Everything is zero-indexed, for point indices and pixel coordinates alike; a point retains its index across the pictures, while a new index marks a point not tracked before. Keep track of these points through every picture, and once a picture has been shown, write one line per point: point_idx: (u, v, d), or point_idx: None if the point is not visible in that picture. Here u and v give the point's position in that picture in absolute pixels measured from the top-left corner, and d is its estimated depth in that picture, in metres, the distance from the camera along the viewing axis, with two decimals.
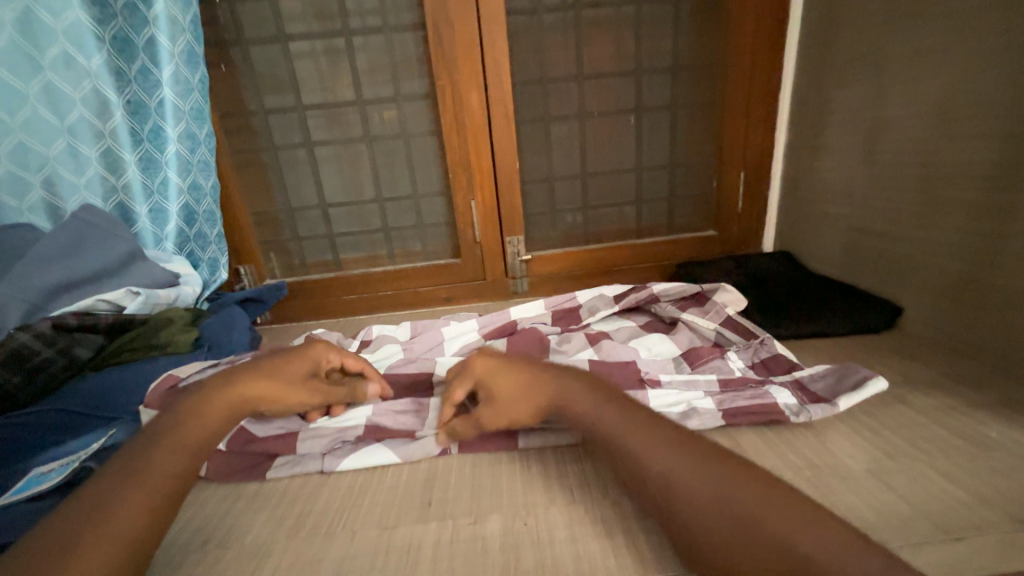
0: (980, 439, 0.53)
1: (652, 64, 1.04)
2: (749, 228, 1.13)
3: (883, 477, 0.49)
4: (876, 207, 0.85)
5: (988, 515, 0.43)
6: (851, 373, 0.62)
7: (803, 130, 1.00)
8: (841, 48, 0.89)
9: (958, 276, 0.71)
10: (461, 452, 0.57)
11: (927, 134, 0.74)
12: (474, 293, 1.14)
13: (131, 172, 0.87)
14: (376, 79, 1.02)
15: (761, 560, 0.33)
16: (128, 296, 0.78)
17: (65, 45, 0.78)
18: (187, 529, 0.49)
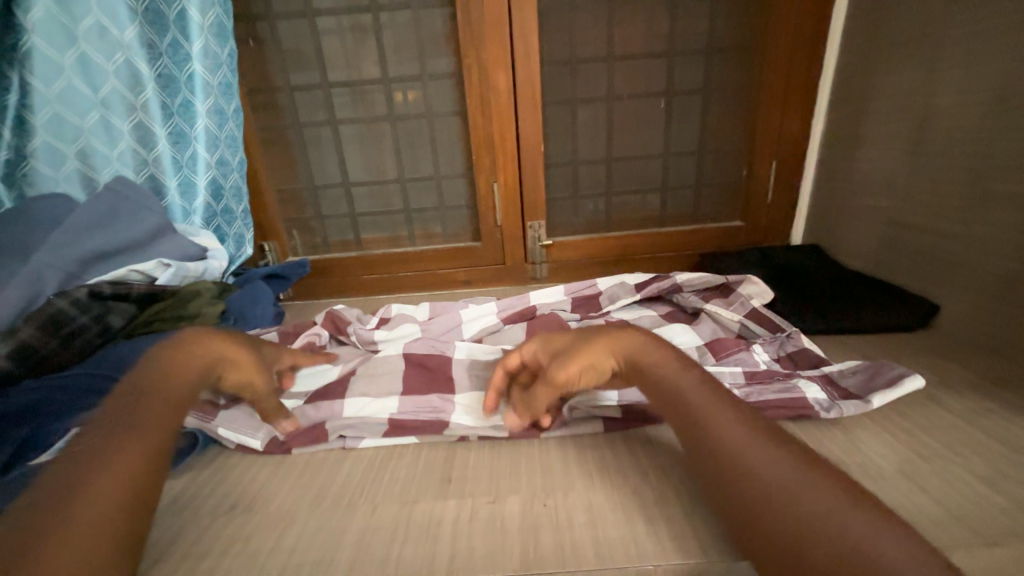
0: (1021, 444, 0.51)
1: (686, 45, 1.00)
2: (779, 220, 1.09)
3: (915, 479, 0.47)
4: (919, 201, 0.80)
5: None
6: (885, 370, 0.60)
7: (843, 118, 0.95)
8: (892, 29, 0.83)
9: (1005, 275, 0.67)
10: (479, 439, 0.57)
11: (982, 123, 0.70)
12: (493, 277, 1.14)
13: (162, 146, 0.88)
14: (402, 57, 1.01)
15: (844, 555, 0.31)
16: (159, 268, 0.80)
17: (99, 16, 0.79)
18: (216, 493, 0.51)
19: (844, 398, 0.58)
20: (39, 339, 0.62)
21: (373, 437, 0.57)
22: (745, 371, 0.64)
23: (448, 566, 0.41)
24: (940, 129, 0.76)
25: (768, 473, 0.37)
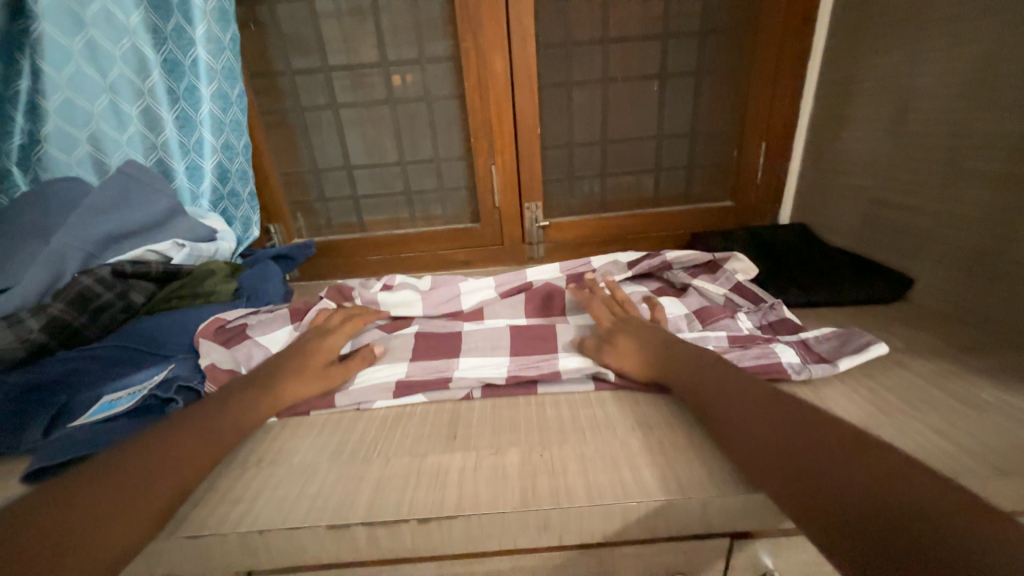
0: (972, 400, 0.56)
1: (680, 27, 1.02)
2: (768, 200, 1.13)
3: (874, 429, 0.53)
4: (899, 179, 0.84)
5: (969, 465, 0.47)
6: (854, 338, 0.65)
7: (830, 100, 0.98)
8: (878, 11, 0.86)
9: (973, 249, 0.71)
10: (483, 397, 0.62)
11: (959, 104, 0.73)
12: (492, 258, 1.18)
13: (169, 130, 0.91)
14: (401, 40, 1.03)
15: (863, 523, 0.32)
16: (174, 248, 0.83)
17: (105, 1, 0.81)
18: (241, 449, 0.56)
19: (815, 362, 0.63)
20: (69, 313, 0.67)
21: (385, 399, 0.62)
22: (728, 337, 0.68)
23: (455, 506, 0.46)
24: (920, 109, 0.79)
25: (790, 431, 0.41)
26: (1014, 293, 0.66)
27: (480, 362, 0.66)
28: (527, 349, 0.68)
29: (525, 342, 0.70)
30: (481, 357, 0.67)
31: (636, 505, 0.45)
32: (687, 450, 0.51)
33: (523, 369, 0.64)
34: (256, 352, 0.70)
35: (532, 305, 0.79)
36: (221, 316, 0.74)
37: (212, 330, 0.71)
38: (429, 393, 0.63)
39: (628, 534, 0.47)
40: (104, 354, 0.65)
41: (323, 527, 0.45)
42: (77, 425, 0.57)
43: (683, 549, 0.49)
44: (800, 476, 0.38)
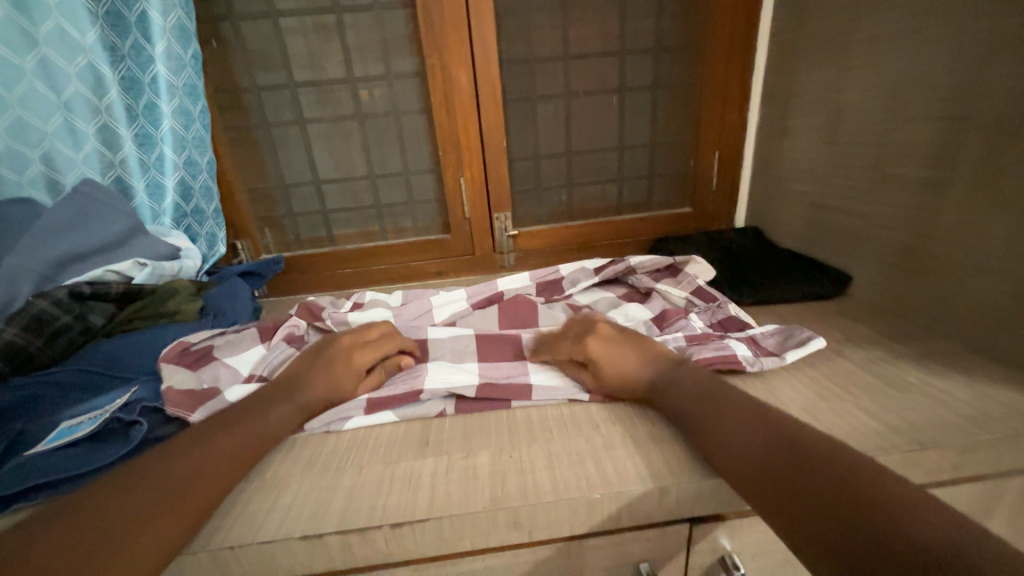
0: (900, 383, 0.61)
1: (636, 45, 1.08)
2: (723, 205, 1.20)
3: (814, 413, 0.57)
4: (835, 184, 0.91)
5: (895, 441, 0.51)
6: (796, 333, 0.71)
7: (773, 113, 1.06)
8: (810, 32, 0.93)
9: (900, 246, 0.78)
10: (455, 413, 0.62)
11: (880, 117, 0.80)
12: (464, 268, 1.20)
13: (128, 147, 0.90)
14: (367, 57, 1.04)
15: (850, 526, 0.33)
16: (136, 267, 0.82)
17: (59, 20, 0.80)
18: None
19: (765, 355, 0.68)
20: (25, 338, 0.65)
21: (359, 416, 0.62)
22: (686, 337, 0.72)
23: (427, 509, 0.47)
24: (850, 120, 0.87)
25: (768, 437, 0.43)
26: (935, 287, 0.73)
27: (450, 369, 0.67)
28: (497, 359, 0.70)
29: (493, 353, 0.72)
30: (451, 365, 0.69)
31: (600, 496, 0.47)
32: (647, 443, 0.54)
33: (493, 379, 0.65)
34: (222, 372, 0.69)
35: (507, 313, 0.82)
36: (185, 338, 0.72)
37: (176, 352, 0.70)
38: (398, 410, 0.62)
39: (595, 525, 0.49)
40: (64, 379, 0.64)
41: (296, 538, 0.45)
42: (32, 454, 0.55)
43: (646, 538, 0.52)
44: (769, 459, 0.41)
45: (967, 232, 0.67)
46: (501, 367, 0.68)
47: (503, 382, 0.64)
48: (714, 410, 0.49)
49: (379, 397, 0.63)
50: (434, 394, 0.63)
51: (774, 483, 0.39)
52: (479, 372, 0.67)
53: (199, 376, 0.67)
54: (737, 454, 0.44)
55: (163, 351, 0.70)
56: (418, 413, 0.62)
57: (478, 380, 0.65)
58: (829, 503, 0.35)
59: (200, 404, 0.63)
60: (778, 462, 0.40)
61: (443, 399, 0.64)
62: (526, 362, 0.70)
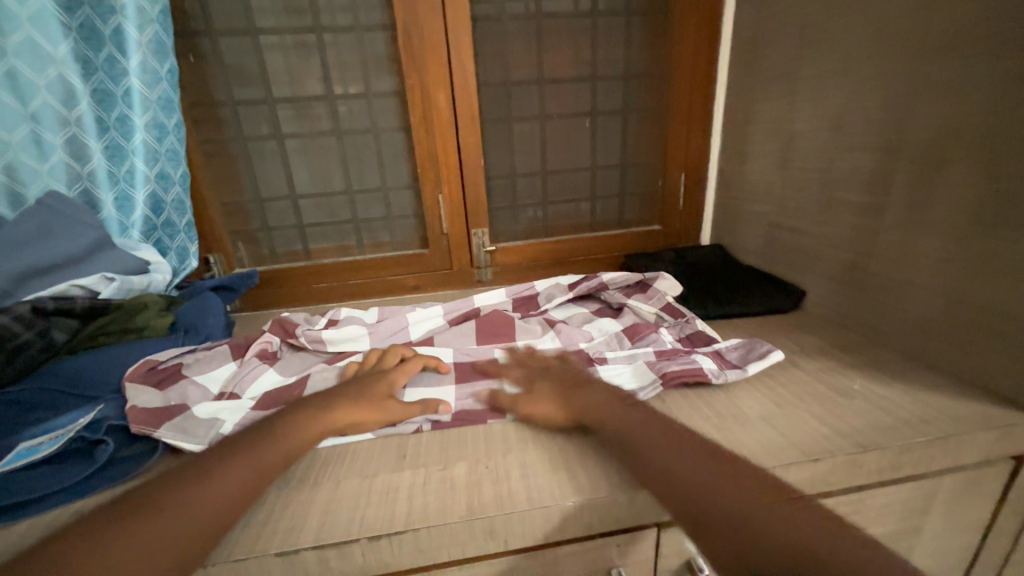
0: (846, 390, 0.67)
1: (606, 71, 1.14)
2: (689, 224, 1.27)
3: (770, 420, 0.61)
4: (788, 206, 0.99)
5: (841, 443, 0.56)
6: (757, 347, 0.76)
7: (733, 138, 1.14)
8: (763, 65, 1.02)
9: (846, 263, 0.85)
10: (433, 430, 0.63)
11: (826, 146, 0.88)
12: (442, 282, 1.21)
13: (97, 160, 0.88)
14: (346, 75, 1.06)
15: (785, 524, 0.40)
16: (103, 282, 0.80)
17: (30, 31, 0.78)
18: None
19: (728, 367, 0.72)
20: None
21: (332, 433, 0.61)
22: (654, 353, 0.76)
23: (405, 521, 0.48)
24: (800, 147, 0.94)
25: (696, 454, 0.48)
26: (876, 301, 0.79)
27: (426, 393, 0.69)
28: (473, 377, 0.73)
29: (468, 370, 0.75)
30: (427, 389, 0.70)
31: (573, 503, 0.50)
32: None
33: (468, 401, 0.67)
34: (192, 391, 0.68)
35: (484, 328, 0.84)
36: (152, 357, 0.71)
37: (144, 371, 0.69)
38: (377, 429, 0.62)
39: (567, 531, 0.51)
40: (26, 398, 0.63)
41: (271, 553, 0.46)
42: None
43: (616, 543, 0.54)
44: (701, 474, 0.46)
45: (901, 251, 0.74)
46: (476, 386, 0.71)
47: (478, 403, 0.66)
48: (651, 443, 0.50)
49: None
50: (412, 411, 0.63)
51: (721, 532, 0.41)
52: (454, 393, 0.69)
53: (168, 394, 0.66)
54: (674, 494, 0.45)
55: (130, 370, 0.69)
56: (392, 431, 0.62)
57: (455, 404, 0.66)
58: (778, 555, 0.38)
59: (166, 419, 0.61)
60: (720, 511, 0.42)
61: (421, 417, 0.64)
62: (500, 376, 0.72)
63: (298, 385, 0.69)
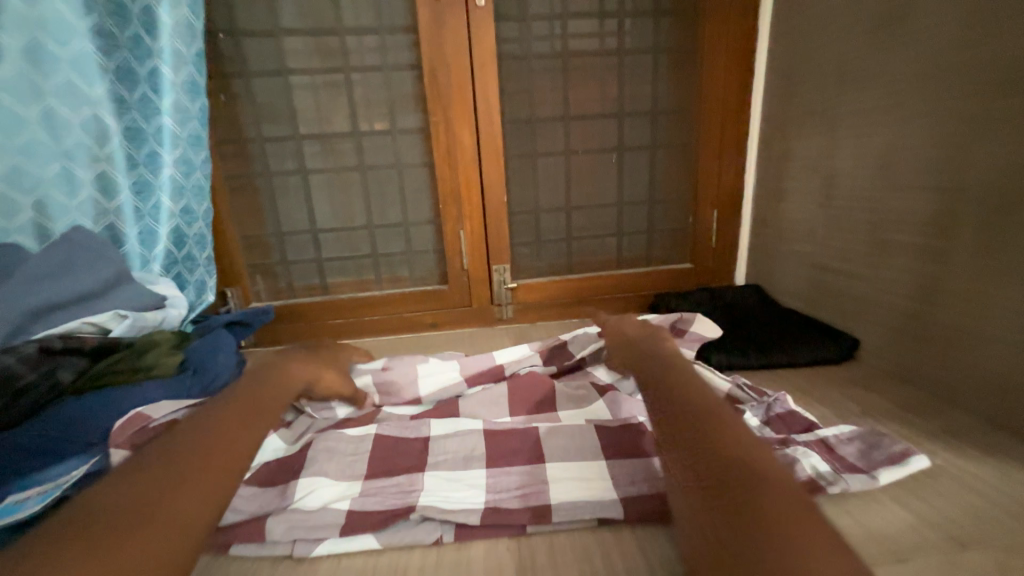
0: (925, 467, 0.58)
1: (633, 107, 1.11)
2: (723, 262, 1.20)
3: (840, 503, 0.54)
4: (834, 247, 0.92)
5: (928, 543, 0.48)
6: (885, 445, 0.61)
7: (769, 175, 1.08)
8: (799, 102, 0.97)
9: (904, 312, 0.77)
10: (455, 538, 0.56)
11: (875, 184, 0.81)
12: (461, 320, 1.17)
13: (125, 195, 0.88)
14: (372, 113, 1.06)
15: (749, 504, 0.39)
16: (115, 319, 0.78)
17: (69, 72, 0.79)
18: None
19: (849, 471, 0.58)
20: None
21: (332, 539, 0.56)
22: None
23: None
24: (844, 185, 0.88)
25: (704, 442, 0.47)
26: (943, 356, 0.71)
27: (451, 482, 0.62)
28: (510, 460, 0.66)
29: (502, 447, 0.68)
30: (452, 474, 0.64)
31: None
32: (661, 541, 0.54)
33: (503, 498, 0.60)
34: None
35: (517, 394, 0.79)
36: (145, 412, 0.66)
37: (135, 431, 0.63)
38: (383, 536, 0.56)
39: None
40: (26, 444, 0.59)
41: None
42: None
43: None
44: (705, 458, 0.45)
45: (972, 300, 0.66)
46: (512, 472, 0.64)
47: (517, 503, 0.59)
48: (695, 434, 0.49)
49: (365, 514, 0.58)
50: (427, 513, 0.58)
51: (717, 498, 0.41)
52: (487, 483, 0.62)
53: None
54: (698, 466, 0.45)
55: (117, 425, 0.64)
56: (408, 540, 0.56)
57: (483, 500, 0.60)
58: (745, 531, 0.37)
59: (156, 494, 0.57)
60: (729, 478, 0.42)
61: (439, 523, 0.58)
62: (546, 463, 0.65)
63: (300, 457, 0.66)
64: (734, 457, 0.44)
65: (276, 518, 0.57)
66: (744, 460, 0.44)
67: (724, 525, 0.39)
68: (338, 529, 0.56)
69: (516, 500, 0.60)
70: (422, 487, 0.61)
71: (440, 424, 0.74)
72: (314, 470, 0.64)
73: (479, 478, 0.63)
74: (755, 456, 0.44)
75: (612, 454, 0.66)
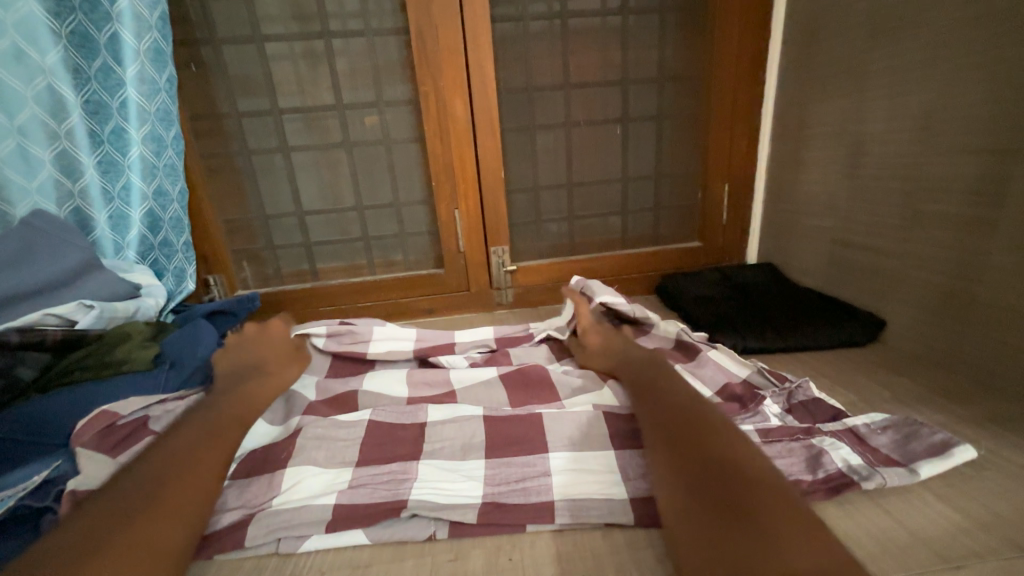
0: (971, 459, 0.54)
1: (639, 74, 1.03)
2: (734, 240, 1.13)
3: (880, 501, 0.51)
4: (858, 221, 0.85)
5: (991, 551, 0.43)
6: (922, 435, 0.56)
7: (786, 145, 1.01)
8: (823, 62, 0.90)
9: (940, 290, 0.71)
10: (449, 535, 0.52)
11: (911, 150, 0.74)
12: (458, 305, 1.11)
13: (90, 176, 0.81)
14: (357, 84, 0.99)
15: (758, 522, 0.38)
16: (81, 309, 0.72)
17: (16, 39, 0.73)
18: None
19: (884, 464, 0.54)
20: None
21: (319, 535, 0.51)
22: (759, 430, 0.59)
23: None
24: (874, 152, 0.81)
25: (708, 453, 0.46)
26: (985, 338, 0.65)
27: (447, 472, 0.58)
28: (508, 452, 0.61)
29: (502, 436, 0.63)
30: (447, 464, 0.59)
31: None
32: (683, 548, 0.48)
33: (502, 492, 0.55)
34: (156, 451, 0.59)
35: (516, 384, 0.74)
36: (111, 410, 0.61)
37: (102, 428, 0.59)
38: (374, 532, 0.52)
39: None
40: None
41: None
42: None
43: None
44: (705, 471, 0.44)
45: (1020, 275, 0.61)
46: (512, 463, 0.59)
47: (518, 498, 0.54)
48: (700, 443, 0.48)
49: (354, 508, 0.53)
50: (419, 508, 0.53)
51: (722, 513, 0.39)
52: (485, 474, 0.57)
53: (121, 460, 0.57)
54: (701, 478, 0.44)
55: (82, 425, 0.59)
56: (398, 536, 0.51)
57: (482, 494, 0.55)
58: (752, 550, 0.36)
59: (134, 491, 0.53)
60: (733, 491, 0.41)
61: (431, 520, 0.53)
62: (547, 454, 0.60)
63: (285, 447, 0.60)
64: (740, 471, 0.43)
65: (255, 521, 0.52)
66: (751, 473, 0.42)
67: (729, 541, 0.37)
68: (323, 525, 0.52)
69: (517, 496, 0.55)
70: (417, 473, 0.57)
71: (437, 410, 0.68)
72: (303, 459, 0.59)
73: (478, 470, 0.58)
74: (757, 464, 0.44)
75: (619, 443, 0.61)
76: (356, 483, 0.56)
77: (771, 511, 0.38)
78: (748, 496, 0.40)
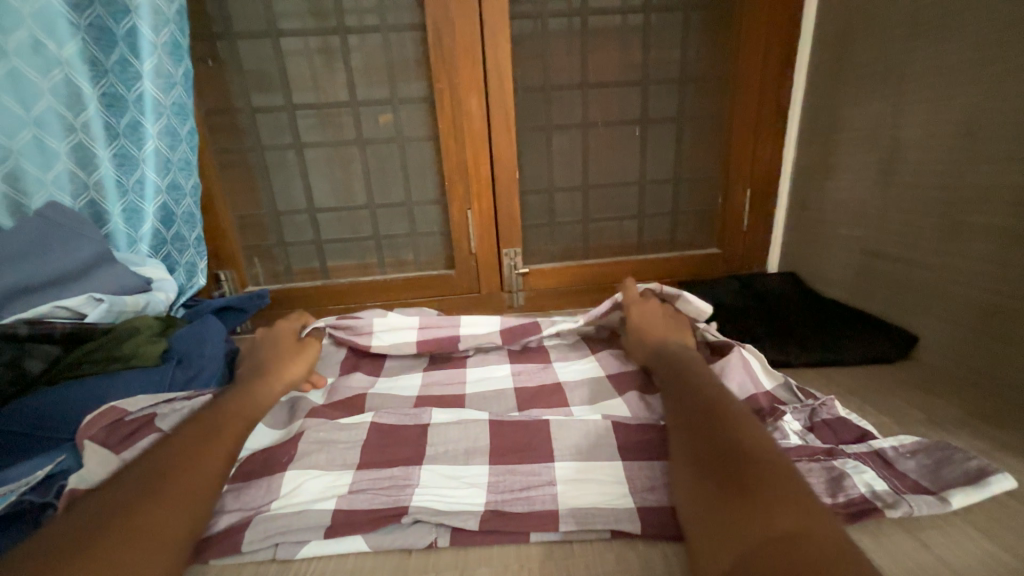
0: (1017, 490, 0.50)
1: (659, 74, 1.00)
2: (754, 247, 1.10)
3: (916, 533, 0.47)
4: (890, 231, 0.81)
5: None
6: (956, 462, 0.53)
7: (812, 150, 0.97)
8: (856, 63, 0.86)
9: (980, 306, 0.67)
10: (450, 544, 0.50)
11: (951, 157, 0.70)
12: (468, 307, 1.09)
13: (105, 169, 0.81)
14: (372, 80, 0.97)
15: (790, 532, 0.35)
16: (90, 304, 0.71)
17: (34, 30, 0.73)
18: None
19: (912, 491, 0.50)
20: None
21: (317, 541, 0.50)
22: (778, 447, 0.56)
23: None
24: (909, 159, 0.77)
25: (741, 454, 0.43)
26: None
27: (448, 479, 0.55)
28: (514, 459, 0.58)
29: (510, 443, 0.61)
30: (450, 470, 0.57)
31: None
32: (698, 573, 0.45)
33: (505, 500, 0.53)
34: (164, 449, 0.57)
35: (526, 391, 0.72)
36: (119, 406, 0.59)
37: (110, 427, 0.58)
38: (373, 539, 0.50)
39: None
40: None
41: None
42: None
43: None
44: (738, 474, 0.41)
45: None
46: (517, 471, 0.56)
47: (521, 507, 0.52)
48: (734, 445, 0.45)
49: (353, 514, 0.51)
50: (419, 514, 0.51)
51: (752, 519, 0.37)
52: (488, 482, 0.55)
53: (124, 458, 0.55)
54: (733, 480, 0.41)
55: (88, 422, 0.57)
56: (398, 544, 0.50)
57: (484, 502, 0.53)
58: (783, 561, 0.33)
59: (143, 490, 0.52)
60: (765, 497, 0.38)
61: (433, 527, 0.51)
62: (555, 463, 0.57)
63: (287, 448, 0.59)
64: (775, 477, 0.40)
65: (252, 525, 0.50)
66: (788, 481, 0.39)
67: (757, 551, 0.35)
68: (322, 531, 0.50)
69: (520, 504, 0.53)
70: (419, 478, 0.55)
71: (441, 412, 0.66)
72: (304, 462, 0.57)
73: (481, 475, 0.56)
74: (795, 473, 0.40)
75: (630, 455, 0.58)
76: (357, 489, 0.54)
77: (806, 524, 0.35)
78: (783, 505, 0.37)
